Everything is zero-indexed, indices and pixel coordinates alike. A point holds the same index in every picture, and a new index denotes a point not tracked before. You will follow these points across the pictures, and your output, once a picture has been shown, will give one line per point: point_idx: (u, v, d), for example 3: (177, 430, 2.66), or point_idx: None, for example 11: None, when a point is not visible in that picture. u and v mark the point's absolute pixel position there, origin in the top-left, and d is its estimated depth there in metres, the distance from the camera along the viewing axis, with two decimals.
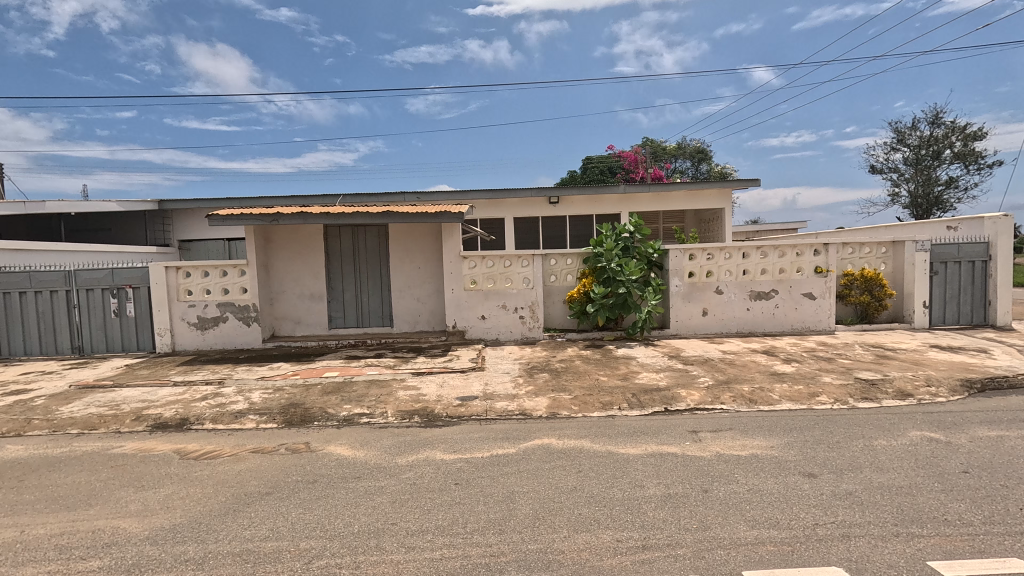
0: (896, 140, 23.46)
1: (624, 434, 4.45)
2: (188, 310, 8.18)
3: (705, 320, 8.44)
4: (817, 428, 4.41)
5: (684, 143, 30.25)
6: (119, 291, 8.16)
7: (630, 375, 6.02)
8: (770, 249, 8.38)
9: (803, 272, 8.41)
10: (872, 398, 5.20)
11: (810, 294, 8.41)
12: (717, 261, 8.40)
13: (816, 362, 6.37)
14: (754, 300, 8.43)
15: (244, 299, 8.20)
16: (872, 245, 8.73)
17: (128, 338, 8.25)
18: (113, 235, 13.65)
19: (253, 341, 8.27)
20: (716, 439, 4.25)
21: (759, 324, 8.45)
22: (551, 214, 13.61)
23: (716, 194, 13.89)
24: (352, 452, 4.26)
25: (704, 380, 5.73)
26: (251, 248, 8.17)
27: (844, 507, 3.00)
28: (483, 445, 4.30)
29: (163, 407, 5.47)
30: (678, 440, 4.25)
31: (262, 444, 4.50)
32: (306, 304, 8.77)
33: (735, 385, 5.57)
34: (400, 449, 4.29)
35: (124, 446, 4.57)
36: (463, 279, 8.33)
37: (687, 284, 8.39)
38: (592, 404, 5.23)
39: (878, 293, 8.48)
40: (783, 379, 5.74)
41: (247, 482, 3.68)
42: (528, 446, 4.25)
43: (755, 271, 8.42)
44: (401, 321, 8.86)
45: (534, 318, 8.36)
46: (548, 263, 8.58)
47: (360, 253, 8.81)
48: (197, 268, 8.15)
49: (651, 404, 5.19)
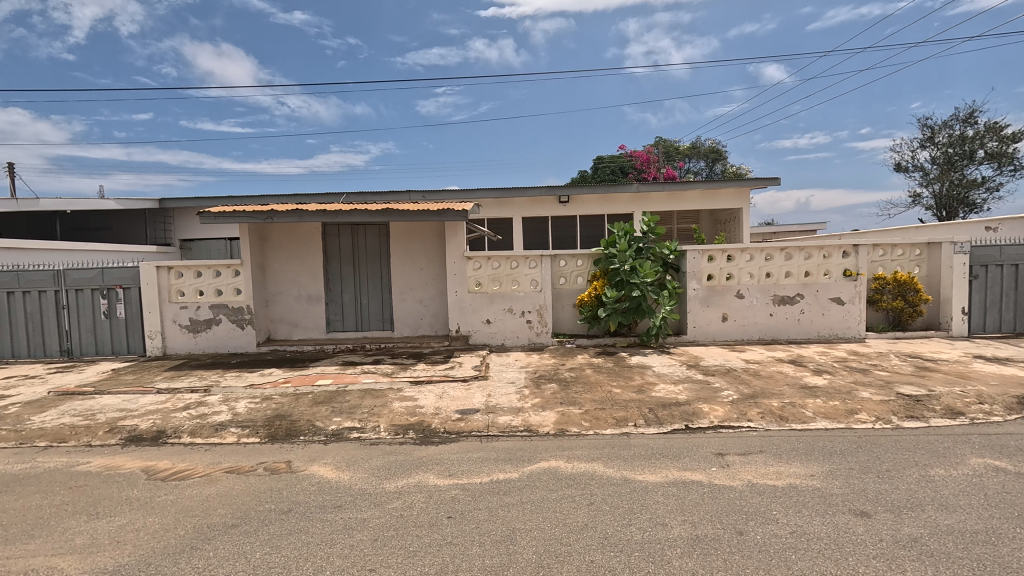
0: (924, 137, 22.63)
1: (640, 457, 3.96)
2: (180, 312, 7.82)
3: (724, 326, 7.91)
4: (861, 453, 3.89)
5: (699, 143, 29.58)
6: (109, 292, 7.83)
7: (645, 388, 5.51)
8: (795, 250, 7.85)
9: (830, 275, 7.88)
10: (918, 416, 4.64)
11: (838, 298, 7.85)
12: (738, 264, 7.88)
13: (850, 375, 5.81)
14: (778, 305, 7.87)
15: (238, 300, 7.82)
16: (905, 247, 8.15)
17: (119, 341, 7.91)
18: (113, 235, 13.43)
19: (247, 345, 7.88)
20: (747, 464, 3.74)
21: (783, 331, 7.90)
22: (561, 214, 13.13)
23: (733, 194, 13.32)
24: (336, 475, 3.81)
25: (728, 395, 5.21)
26: (246, 247, 7.78)
27: (911, 560, 2.49)
28: (483, 468, 3.83)
29: (140, 418, 5.07)
30: (704, 466, 3.75)
31: (239, 463, 4.08)
32: (303, 306, 8.37)
33: (763, 400, 5.04)
34: (390, 471, 3.83)
35: (91, 462, 4.17)
36: (467, 280, 7.89)
37: (705, 288, 7.87)
38: (605, 420, 4.74)
39: (912, 298, 7.89)
40: (816, 393, 5.20)
41: (213, 512, 3.24)
42: (533, 470, 3.77)
43: (779, 274, 7.89)
44: (401, 325, 8.44)
45: (542, 323, 7.87)
46: (557, 264, 8.12)
47: (360, 253, 8.39)
48: (189, 268, 7.79)
49: (670, 420, 4.69)
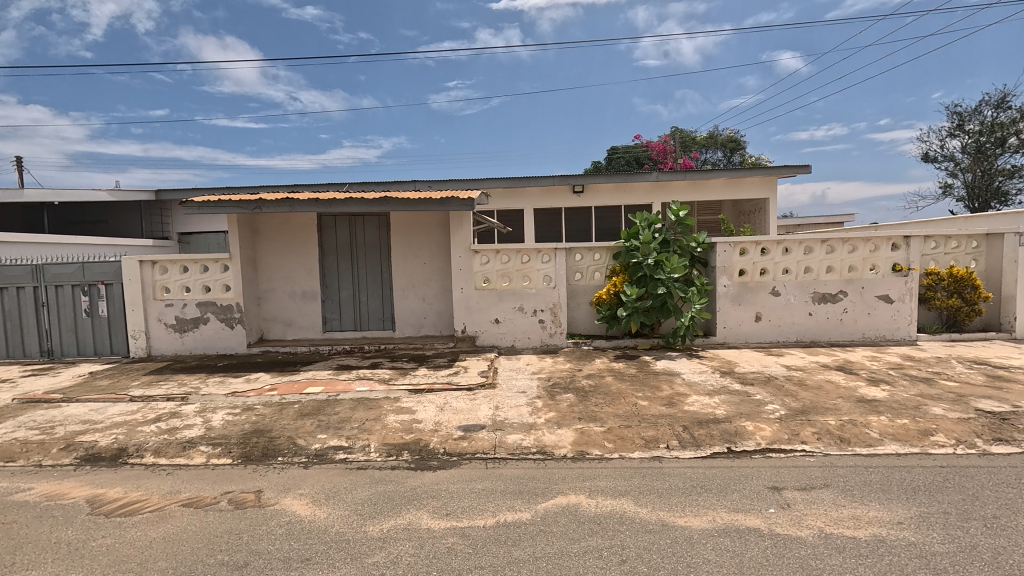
0: (954, 124, 21.43)
1: (678, 492, 3.27)
2: (166, 310, 7.25)
3: (758, 327, 7.16)
4: (953, 491, 3.15)
5: (716, 133, 28.52)
6: (91, 288, 7.28)
7: (676, 400, 4.80)
8: (838, 242, 7.06)
9: (877, 270, 7.08)
10: (1010, 439, 3.87)
11: (886, 296, 7.06)
12: (773, 257, 7.11)
13: (913, 385, 5.03)
14: (819, 304, 7.09)
15: (226, 298, 7.23)
16: (962, 238, 7.30)
17: (101, 341, 7.38)
18: (109, 228, 13.01)
19: (236, 346, 7.30)
20: (812, 506, 3.04)
21: (824, 333, 7.12)
22: (575, 205, 12.39)
23: (759, 183, 12.44)
24: (310, 512, 3.17)
25: (773, 410, 4.48)
26: (234, 240, 7.18)
27: None
28: (489, 505, 3.17)
29: (103, 432, 4.47)
30: (758, 508, 3.04)
31: (201, 493, 3.45)
32: (298, 304, 7.77)
33: (816, 417, 4.30)
34: (376, 508, 3.19)
35: (33, 489, 3.57)
36: (474, 276, 7.22)
37: (737, 284, 7.11)
38: (631, 442, 4.04)
39: (969, 296, 7.07)
40: (879, 409, 4.45)
41: (152, 565, 2.61)
42: (549, 510, 3.10)
43: (820, 268, 7.10)
44: (403, 325, 7.81)
45: (555, 322, 7.19)
46: (572, 258, 7.40)
47: (359, 247, 7.76)
48: (174, 263, 7.22)
49: (709, 442, 3.99)
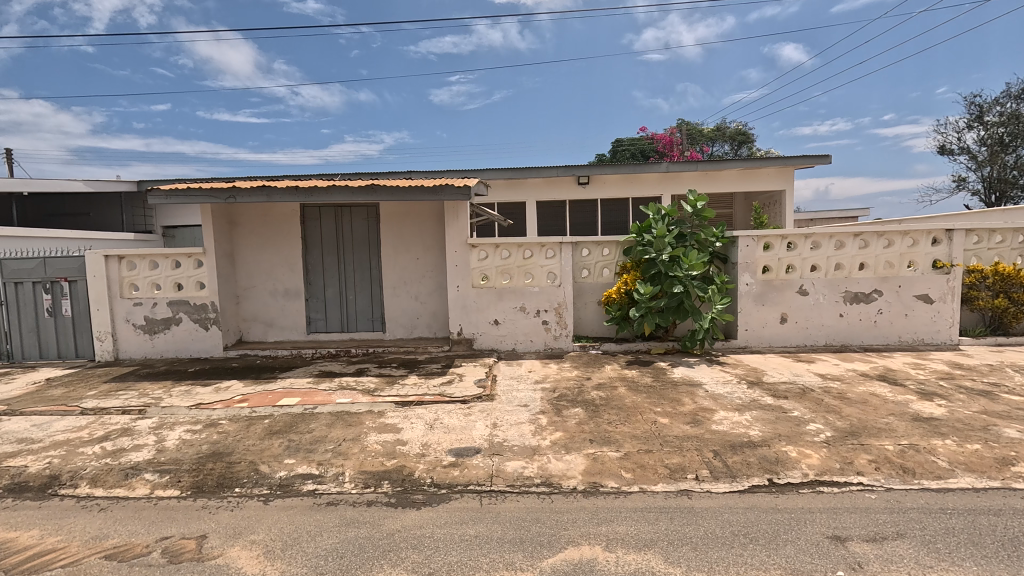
0: (972, 115, 20.64)
1: (718, 544, 2.63)
2: (134, 309, 6.62)
3: (783, 329, 6.51)
4: None
5: (724, 126, 27.74)
6: (52, 286, 6.64)
7: (702, 418, 4.16)
8: (873, 236, 6.39)
9: (915, 267, 6.42)
10: None
11: (925, 296, 6.40)
12: (800, 252, 6.46)
13: (973, 400, 4.38)
14: (850, 304, 6.44)
15: (200, 296, 6.61)
16: (1007, 232, 6.62)
17: (65, 343, 6.76)
18: (89, 221, 12.44)
19: (212, 349, 6.69)
20: (889, 567, 2.40)
21: (856, 336, 6.48)
22: (580, 197, 11.74)
23: (775, 174, 11.75)
24: (259, 569, 2.54)
25: (817, 431, 3.84)
26: (208, 232, 6.55)
27: None
28: (483, 562, 2.53)
29: (37, 455, 3.85)
30: (821, 569, 2.40)
31: (134, 540, 2.83)
32: (279, 303, 7.15)
33: (870, 442, 3.65)
34: (342, 565, 2.55)
35: None
36: (472, 273, 6.58)
37: (760, 283, 6.45)
38: (653, 471, 3.41)
39: (1017, 296, 6.40)
40: (942, 431, 3.79)
41: None
42: (558, 570, 2.46)
43: (852, 265, 6.43)
44: (394, 325, 7.18)
45: (560, 324, 6.57)
46: (579, 253, 6.75)
47: (345, 241, 7.12)
48: (143, 258, 6.59)
49: (747, 472, 3.35)
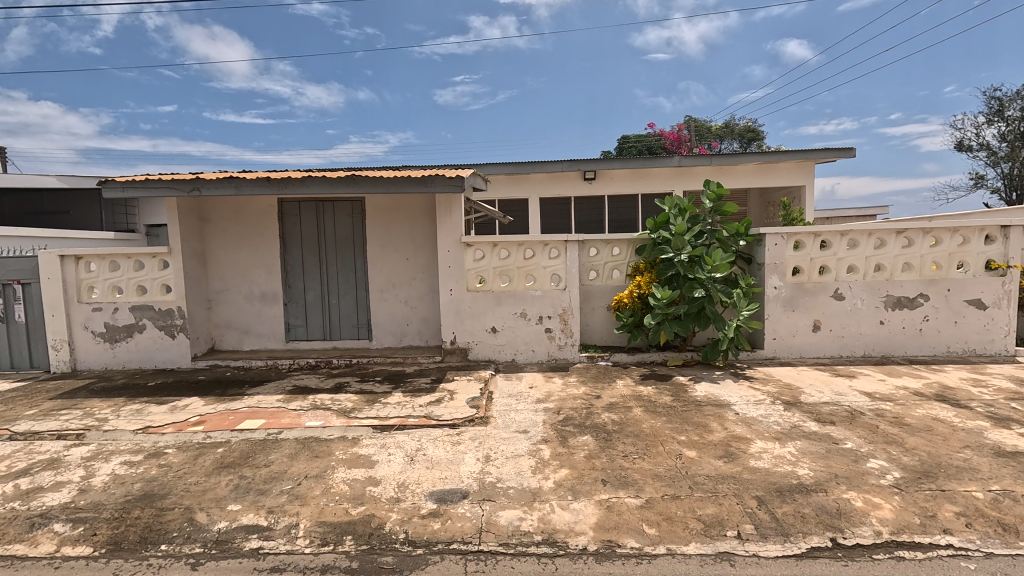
0: (993, 110, 19.75)
1: None
2: (93, 315, 5.97)
3: (816, 338, 5.80)
4: None
5: (733, 124, 26.94)
6: (4, 289, 5.99)
7: (737, 451, 3.45)
8: (917, 234, 5.66)
9: (967, 269, 5.68)
10: None
11: (976, 301, 5.67)
12: (835, 252, 5.74)
13: None
14: (892, 310, 5.72)
15: (166, 301, 5.96)
16: None
17: (18, 351, 6.13)
18: (71, 219, 11.82)
19: (178, 359, 6.04)
20: None
21: (898, 346, 5.76)
22: (586, 194, 11.03)
23: (794, 168, 10.99)
24: None
25: (880, 471, 3.13)
26: (174, 230, 5.89)
27: None
28: None
29: None
30: None
31: None
32: (255, 308, 6.50)
33: (951, 487, 2.94)
34: None
35: None
36: (467, 275, 5.90)
37: (790, 286, 5.74)
38: (683, 526, 2.71)
39: None
40: None
41: None
42: None
43: (894, 267, 5.69)
44: (382, 333, 6.51)
45: (566, 332, 5.88)
46: (585, 254, 6.05)
47: (328, 240, 6.45)
48: (102, 258, 5.93)
49: (804, 529, 2.64)
